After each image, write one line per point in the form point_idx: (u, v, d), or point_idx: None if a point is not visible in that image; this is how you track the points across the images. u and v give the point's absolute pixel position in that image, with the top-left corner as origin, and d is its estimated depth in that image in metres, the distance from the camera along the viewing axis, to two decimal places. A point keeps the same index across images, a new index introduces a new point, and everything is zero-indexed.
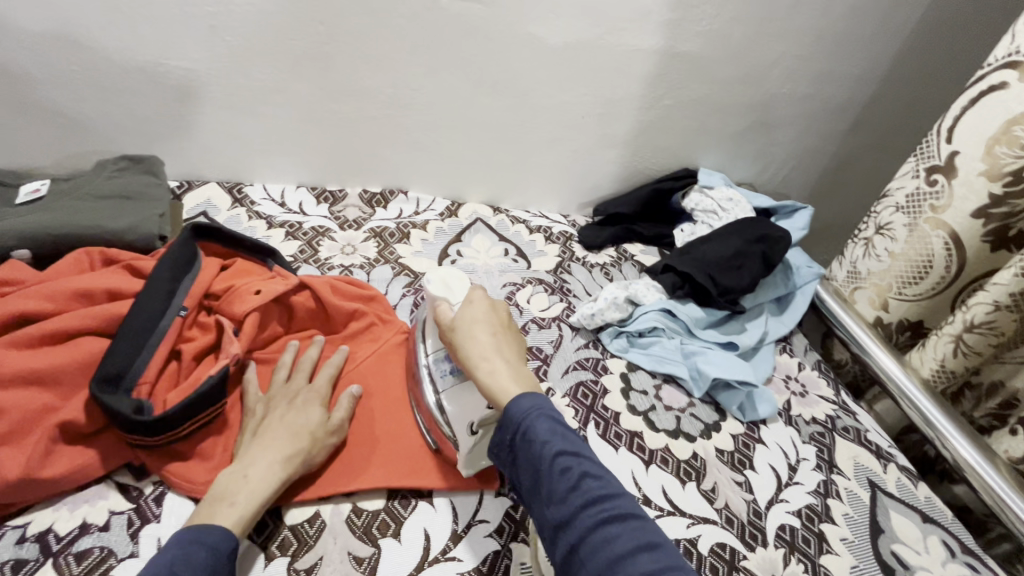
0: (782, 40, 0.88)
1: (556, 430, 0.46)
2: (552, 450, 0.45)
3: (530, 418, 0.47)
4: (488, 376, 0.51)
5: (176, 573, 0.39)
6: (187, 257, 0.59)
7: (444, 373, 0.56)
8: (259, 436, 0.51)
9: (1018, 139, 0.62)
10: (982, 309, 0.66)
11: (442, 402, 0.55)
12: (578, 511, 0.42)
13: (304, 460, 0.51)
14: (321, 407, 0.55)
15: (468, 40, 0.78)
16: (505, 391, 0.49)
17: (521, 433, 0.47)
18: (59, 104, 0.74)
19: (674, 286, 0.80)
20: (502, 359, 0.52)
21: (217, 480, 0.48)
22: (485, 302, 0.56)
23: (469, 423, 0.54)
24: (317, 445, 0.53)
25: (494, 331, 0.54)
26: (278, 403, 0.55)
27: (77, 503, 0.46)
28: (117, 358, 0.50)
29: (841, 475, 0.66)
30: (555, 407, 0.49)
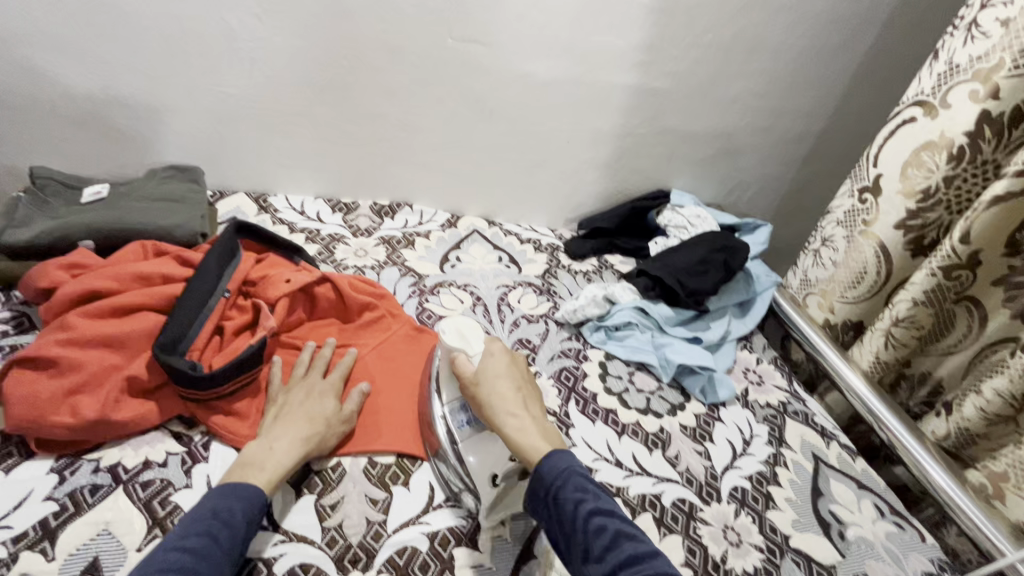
0: (740, 80, 1.02)
1: (587, 490, 0.52)
2: (586, 509, 0.50)
3: (562, 478, 0.53)
4: (519, 432, 0.57)
5: (220, 518, 0.47)
6: (230, 249, 0.70)
7: (460, 424, 0.61)
8: (281, 419, 0.59)
9: (925, 163, 0.75)
10: (904, 305, 0.77)
11: (462, 453, 0.60)
12: (615, 568, 0.46)
13: (320, 440, 0.59)
14: (335, 399, 0.63)
15: (469, 75, 0.91)
16: (535, 447, 0.56)
17: (555, 493, 0.52)
18: (114, 121, 0.86)
19: (647, 288, 0.92)
20: (528, 416, 0.59)
21: (245, 450, 0.56)
22: (504, 356, 0.63)
23: (492, 474, 0.58)
24: (330, 430, 0.60)
25: (516, 386, 0.61)
26: (296, 392, 0.62)
27: (139, 445, 0.56)
28: (175, 326, 0.60)
29: (789, 448, 0.76)
30: (585, 471, 0.54)
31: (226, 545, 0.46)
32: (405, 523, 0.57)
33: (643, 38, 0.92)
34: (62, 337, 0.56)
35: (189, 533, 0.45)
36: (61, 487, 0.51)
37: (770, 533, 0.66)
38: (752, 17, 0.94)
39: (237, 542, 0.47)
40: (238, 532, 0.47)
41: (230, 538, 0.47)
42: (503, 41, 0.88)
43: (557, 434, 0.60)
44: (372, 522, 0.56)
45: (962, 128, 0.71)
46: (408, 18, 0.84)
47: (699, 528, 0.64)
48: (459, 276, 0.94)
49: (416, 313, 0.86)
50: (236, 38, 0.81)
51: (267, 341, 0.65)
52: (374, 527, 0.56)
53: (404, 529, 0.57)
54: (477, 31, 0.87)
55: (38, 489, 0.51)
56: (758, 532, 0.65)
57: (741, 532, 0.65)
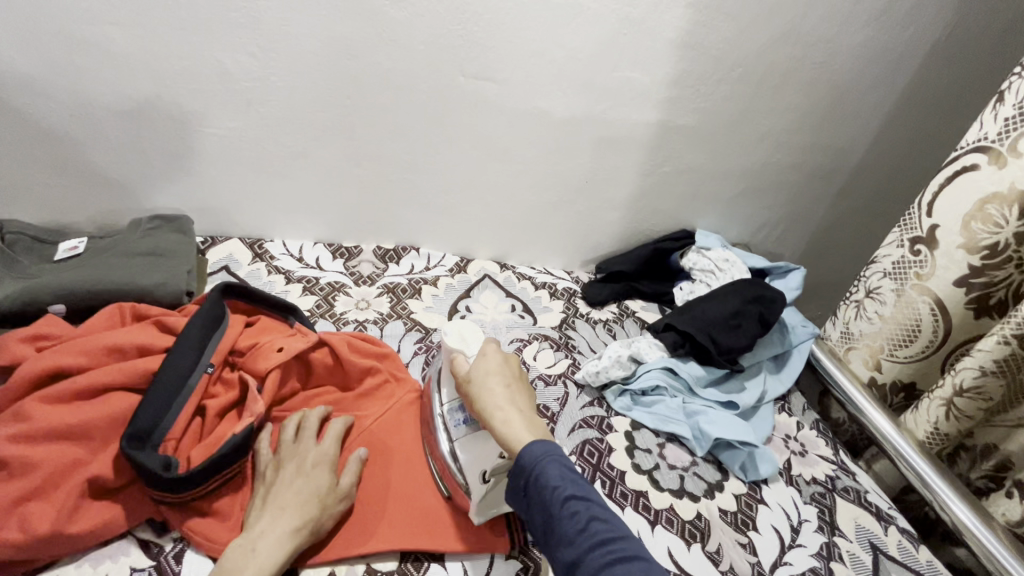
0: (771, 115, 0.95)
1: (566, 475, 0.48)
2: (561, 493, 0.47)
3: (541, 463, 0.49)
4: (502, 423, 0.53)
5: None
6: (216, 315, 0.62)
7: (457, 423, 0.59)
8: (269, 504, 0.52)
9: (992, 217, 0.67)
10: (969, 374, 0.69)
11: (455, 450, 0.58)
12: (588, 552, 0.44)
13: (315, 527, 0.51)
14: (331, 473, 0.56)
15: (481, 114, 0.85)
16: (519, 437, 0.52)
17: (530, 477, 0.49)
18: (100, 165, 0.79)
19: (675, 345, 0.83)
20: (514, 407, 0.55)
21: (225, 553, 0.48)
22: (498, 355, 0.59)
23: (481, 471, 0.56)
24: (326, 512, 0.53)
25: (508, 382, 0.57)
26: (287, 467, 0.55)
27: (101, 558, 0.48)
28: (148, 414, 0.53)
29: (842, 537, 0.68)
30: (565, 454, 0.51)
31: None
32: None
33: (668, 74, 0.86)
34: (15, 431, 0.48)
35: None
36: None
37: None
38: (786, 51, 0.88)
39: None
40: None
41: None
42: (519, 78, 0.82)
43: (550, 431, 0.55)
44: None
45: None
46: (416, 55, 0.77)
47: None
48: None
49: (422, 374, 0.78)
50: (230, 77, 0.75)
51: (254, 426, 0.57)
52: None
53: None
54: (491, 69, 0.80)
55: None
56: None
57: None
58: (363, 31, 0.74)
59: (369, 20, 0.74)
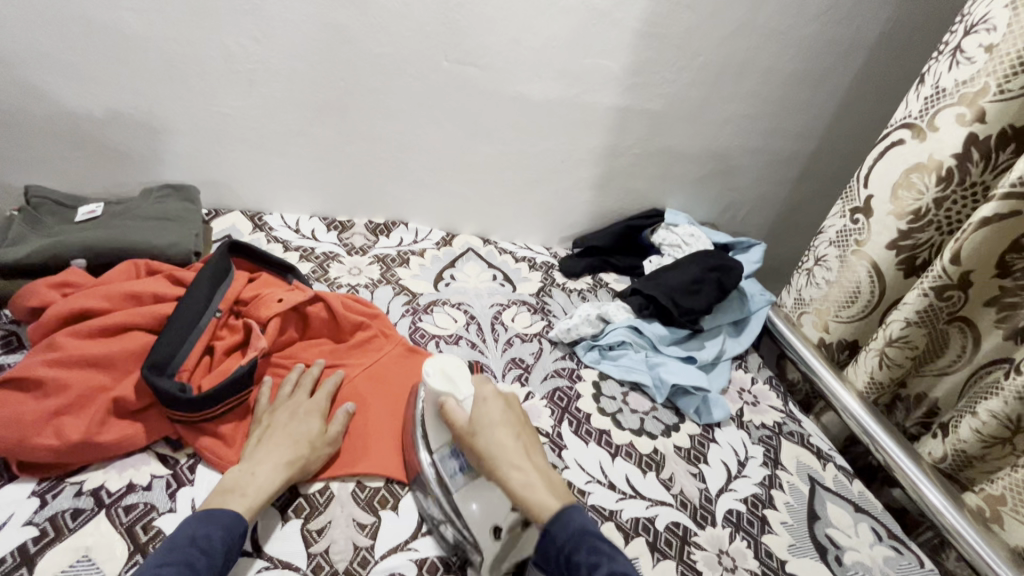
0: (732, 101, 1.03)
1: (602, 554, 0.51)
2: (602, 574, 0.49)
3: (575, 540, 0.52)
4: (524, 487, 0.55)
5: (198, 545, 0.47)
6: (223, 269, 0.70)
7: (453, 472, 0.59)
8: (264, 442, 0.58)
9: (915, 184, 0.75)
10: (897, 325, 0.77)
11: (459, 503, 0.57)
12: None
13: (304, 464, 0.58)
14: (320, 419, 0.62)
15: (465, 97, 0.92)
16: (542, 500, 0.55)
17: (570, 556, 0.51)
18: (113, 140, 0.86)
19: (640, 307, 0.92)
20: (533, 468, 0.57)
21: (227, 475, 0.55)
22: (498, 401, 0.61)
23: (493, 525, 0.55)
24: (315, 453, 0.59)
25: (516, 434, 0.59)
26: (281, 413, 0.61)
27: (124, 467, 0.55)
28: (164, 346, 0.60)
29: (784, 470, 0.76)
30: (600, 533, 0.53)
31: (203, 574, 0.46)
32: (394, 548, 0.57)
33: (636, 61, 0.94)
34: (49, 357, 0.55)
35: (166, 562, 0.45)
36: (43, 511, 0.50)
37: (765, 558, 0.65)
38: (744, 41, 0.96)
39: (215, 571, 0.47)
40: (216, 564, 0.47)
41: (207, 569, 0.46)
42: (499, 63, 0.90)
43: (560, 482, 0.59)
44: (359, 548, 0.56)
45: (950, 151, 0.72)
46: (405, 41, 0.85)
47: (693, 553, 0.63)
48: (452, 295, 0.94)
49: (409, 332, 0.85)
50: (235, 61, 0.83)
51: (257, 362, 0.65)
52: (361, 553, 0.55)
53: (392, 555, 0.56)
54: (473, 55, 0.88)
55: (19, 512, 0.50)
56: (753, 557, 0.64)
57: (735, 557, 0.64)
58: (357, 18, 0.82)
59: (362, 8, 0.81)
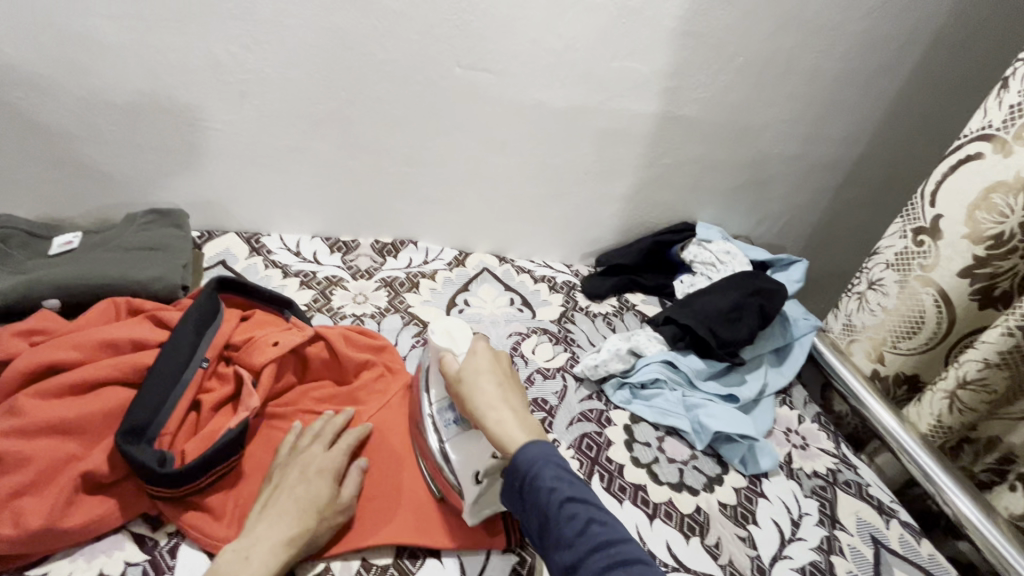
0: (773, 105, 0.93)
1: (563, 477, 0.47)
2: (559, 495, 0.46)
3: (537, 465, 0.48)
4: (496, 425, 0.52)
5: None
6: (211, 309, 0.62)
7: (448, 423, 0.57)
8: (268, 511, 0.50)
9: (996, 206, 0.66)
10: (972, 366, 0.68)
11: (448, 451, 0.57)
12: (586, 556, 0.43)
13: (310, 538, 0.50)
14: (332, 482, 0.54)
15: (478, 106, 0.84)
16: (513, 440, 0.50)
17: (528, 480, 0.48)
18: (95, 160, 0.79)
19: (675, 338, 0.83)
20: (510, 410, 0.53)
21: (218, 557, 0.47)
22: (488, 351, 0.57)
23: (475, 471, 0.55)
24: (323, 524, 0.52)
25: (500, 380, 0.55)
26: (291, 473, 0.54)
27: (94, 554, 0.48)
28: (141, 409, 0.52)
29: (843, 530, 0.67)
30: (561, 455, 0.50)
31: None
32: None
33: (667, 64, 0.84)
34: (8, 428, 0.48)
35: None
36: None
37: None
38: (788, 39, 0.86)
39: None
40: None
41: None
42: (516, 69, 0.81)
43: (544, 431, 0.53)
44: None
45: None
46: (413, 46, 0.77)
47: None
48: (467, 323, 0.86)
49: None
50: (225, 70, 0.75)
51: (250, 421, 0.57)
52: None
53: None
54: (487, 60, 0.79)
55: None
56: None
57: None
58: (359, 21, 0.73)
59: (364, 10, 0.73)
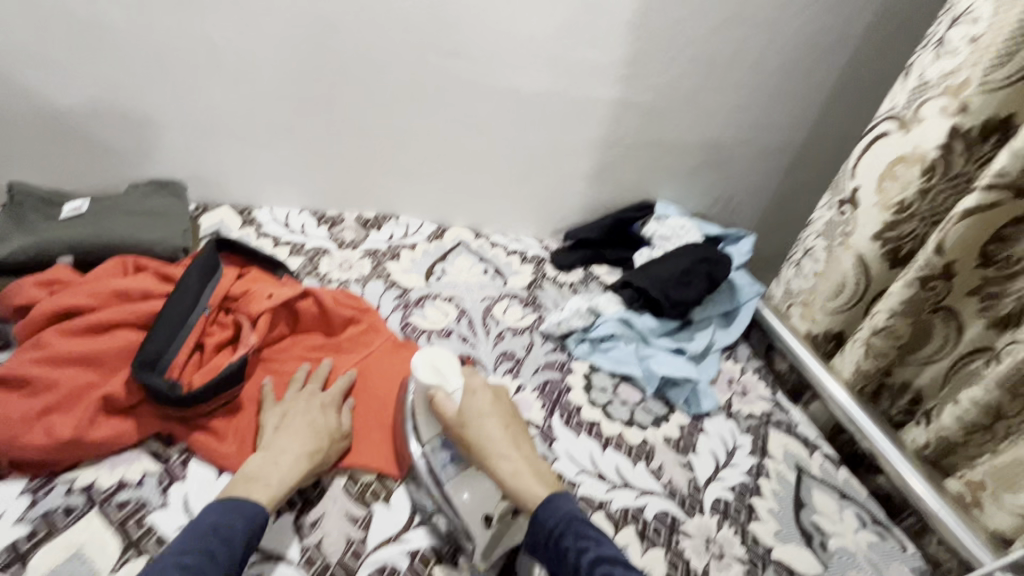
0: (723, 93, 1.03)
1: (590, 539, 0.52)
2: (588, 559, 0.50)
3: (562, 525, 0.53)
4: (512, 472, 0.58)
5: (220, 535, 0.47)
6: (211, 265, 0.69)
7: (444, 463, 0.62)
8: (284, 430, 0.59)
9: (899, 176, 0.76)
10: (882, 315, 0.79)
11: (450, 492, 0.59)
12: None
13: (323, 457, 0.59)
14: (335, 413, 0.63)
15: (454, 90, 0.92)
16: (528, 486, 0.57)
17: (557, 541, 0.53)
18: (98, 135, 0.85)
19: (631, 299, 0.93)
20: (519, 457, 0.60)
21: (247, 463, 0.55)
22: (484, 392, 0.64)
23: (484, 513, 0.58)
24: (332, 446, 0.60)
25: (502, 424, 0.62)
26: (296, 405, 0.62)
27: (115, 463, 0.55)
28: (154, 344, 0.60)
29: (771, 459, 0.77)
30: (589, 521, 0.55)
31: (224, 563, 0.46)
32: (386, 540, 0.57)
33: (625, 53, 0.94)
34: (36, 356, 0.55)
35: (188, 548, 0.46)
36: (35, 508, 0.51)
37: (752, 545, 0.66)
38: (733, 32, 0.96)
39: (235, 561, 0.47)
40: (236, 551, 0.47)
41: (228, 556, 0.46)
42: (488, 56, 0.89)
43: (547, 469, 0.61)
44: (352, 540, 0.56)
45: (934, 143, 0.72)
46: (394, 33, 0.85)
47: (681, 540, 0.64)
48: (444, 289, 0.94)
49: (400, 327, 0.86)
50: (220, 53, 0.82)
51: (248, 358, 0.65)
52: (354, 546, 0.56)
53: (384, 546, 0.57)
54: (461, 47, 0.88)
55: (10, 511, 0.50)
56: (740, 544, 0.66)
57: (723, 545, 0.65)
58: (344, 9, 0.81)
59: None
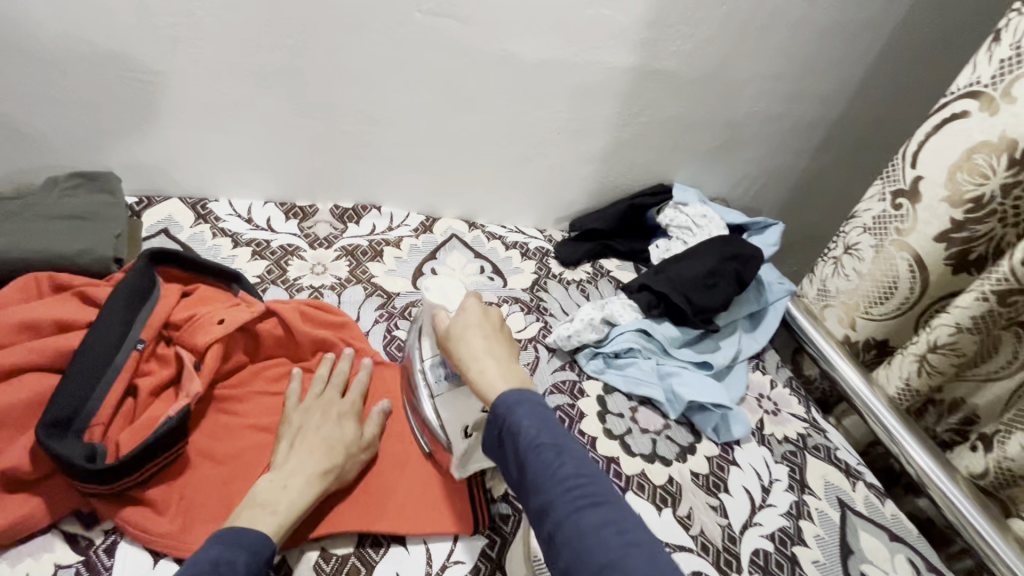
0: (758, 59, 0.89)
1: (539, 420, 0.45)
2: (532, 438, 0.44)
3: (513, 409, 0.46)
4: (479, 376, 0.50)
5: (220, 571, 0.40)
6: (146, 286, 0.56)
7: (439, 378, 0.56)
8: (297, 445, 0.53)
9: (978, 166, 0.64)
10: (944, 331, 0.68)
11: (437, 407, 0.56)
12: (558, 500, 0.41)
13: (338, 474, 0.52)
14: (356, 423, 0.56)
15: (440, 57, 0.77)
16: (491, 388, 0.49)
17: (505, 424, 0.46)
18: (7, 116, 0.70)
19: (650, 305, 0.80)
20: (493, 361, 0.51)
21: (255, 487, 0.49)
22: (478, 307, 0.55)
23: (463, 425, 0.55)
24: (351, 459, 0.54)
25: (488, 333, 0.53)
26: (312, 414, 0.56)
27: (20, 557, 0.45)
28: (66, 398, 0.48)
29: (812, 495, 0.67)
30: (542, 398, 0.48)
31: None
32: None
33: (646, 11, 0.78)
34: None
35: None
36: None
37: None
38: None
39: None
40: None
41: None
42: (481, 15, 0.74)
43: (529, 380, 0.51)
44: None
45: None
46: None
47: None
48: None
49: (383, 344, 0.74)
50: (150, 12, 0.66)
51: (192, 408, 0.52)
52: None
53: None
54: (450, 4, 0.72)
55: None
56: None
57: None
58: None
59: None
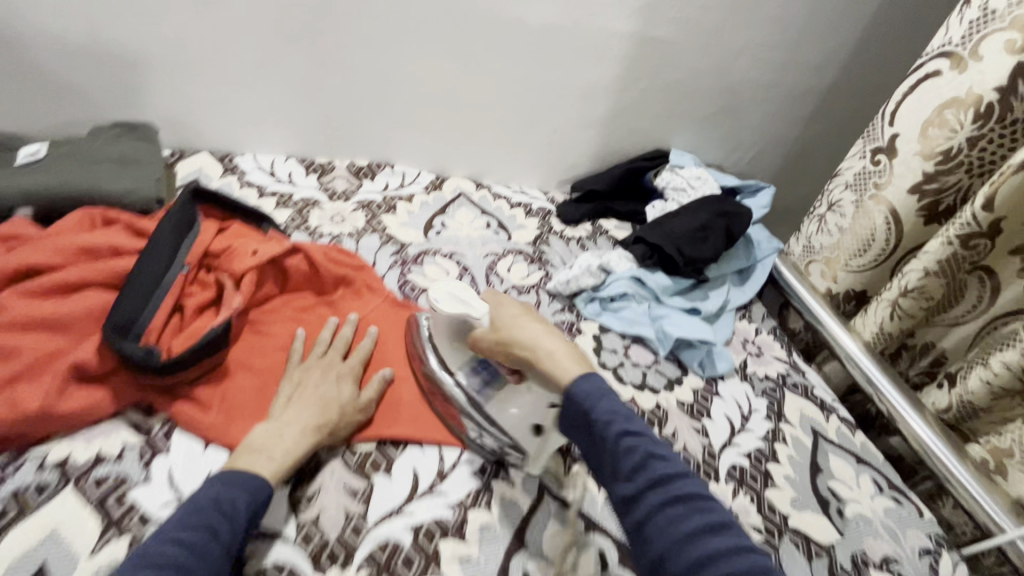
0: (752, 27, 0.93)
1: (617, 411, 0.50)
2: (616, 429, 0.48)
3: (593, 399, 0.50)
4: (551, 360, 0.54)
5: (221, 510, 0.45)
6: (188, 218, 0.63)
7: (479, 388, 0.60)
8: (294, 401, 0.56)
9: (948, 121, 0.69)
10: (914, 275, 0.74)
11: (491, 414, 0.58)
12: (645, 490, 0.45)
13: (333, 428, 0.56)
14: (353, 384, 0.60)
15: (452, 21, 0.82)
16: (566, 369, 0.53)
17: (586, 414, 0.50)
18: (53, 71, 0.76)
19: (644, 256, 0.87)
20: (556, 341, 0.56)
21: (254, 433, 0.53)
22: (514, 303, 0.61)
23: (533, 424, 0.57)
24: (346, 416, 0.57)
25: (537, 320, 0.58)
26: (312, 372, 0.59)
27: (93, 436, 0.52)
28: (126, 307, 0.54)
29: (787, 422, 0.74)
30: (614, 389, 0.52)
31: (226, 539, 0.44)
32: (386, 515, 0.53)
33: None
34: None
35: (188, 524, 0.43)
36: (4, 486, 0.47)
37: (768, 512, 0.64)
38: None
39: (238, 535, 0.45)
40: (238, 527, 0.45)
41: (230, 533, 0.44)
42: None
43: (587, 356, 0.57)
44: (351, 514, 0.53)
45: (994, 84, 0.65)
46: None
47: None
48: (443, 244, 0.88)
49: (397, 285, 0.80)
50: None
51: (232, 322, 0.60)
52: (353, 520, 0.53)
53: (385, 522, 0.53)
54: None
55: None
56: (756, 512, 0.64)
57: (739, 513, 0.63)
58: None
59: None
